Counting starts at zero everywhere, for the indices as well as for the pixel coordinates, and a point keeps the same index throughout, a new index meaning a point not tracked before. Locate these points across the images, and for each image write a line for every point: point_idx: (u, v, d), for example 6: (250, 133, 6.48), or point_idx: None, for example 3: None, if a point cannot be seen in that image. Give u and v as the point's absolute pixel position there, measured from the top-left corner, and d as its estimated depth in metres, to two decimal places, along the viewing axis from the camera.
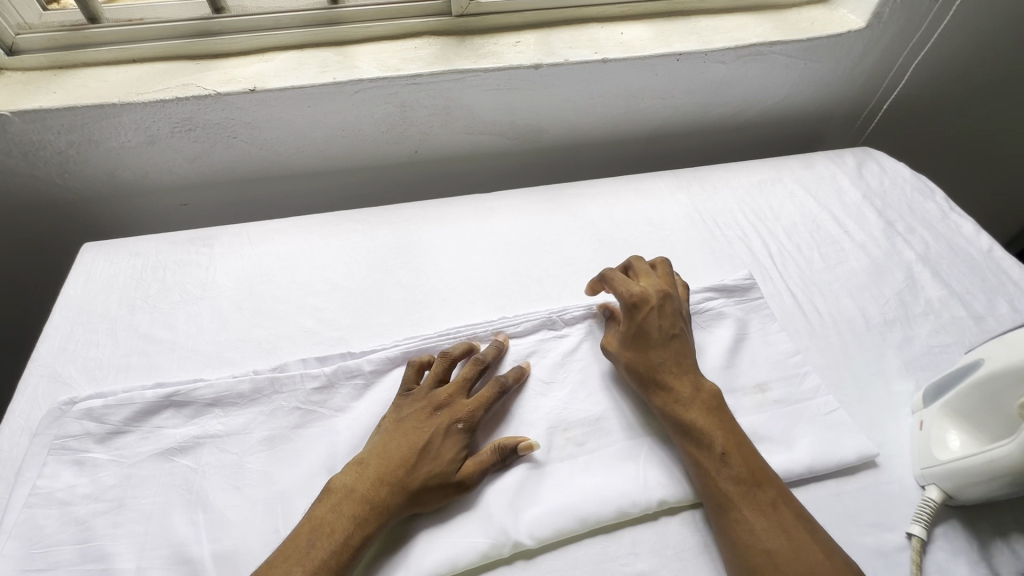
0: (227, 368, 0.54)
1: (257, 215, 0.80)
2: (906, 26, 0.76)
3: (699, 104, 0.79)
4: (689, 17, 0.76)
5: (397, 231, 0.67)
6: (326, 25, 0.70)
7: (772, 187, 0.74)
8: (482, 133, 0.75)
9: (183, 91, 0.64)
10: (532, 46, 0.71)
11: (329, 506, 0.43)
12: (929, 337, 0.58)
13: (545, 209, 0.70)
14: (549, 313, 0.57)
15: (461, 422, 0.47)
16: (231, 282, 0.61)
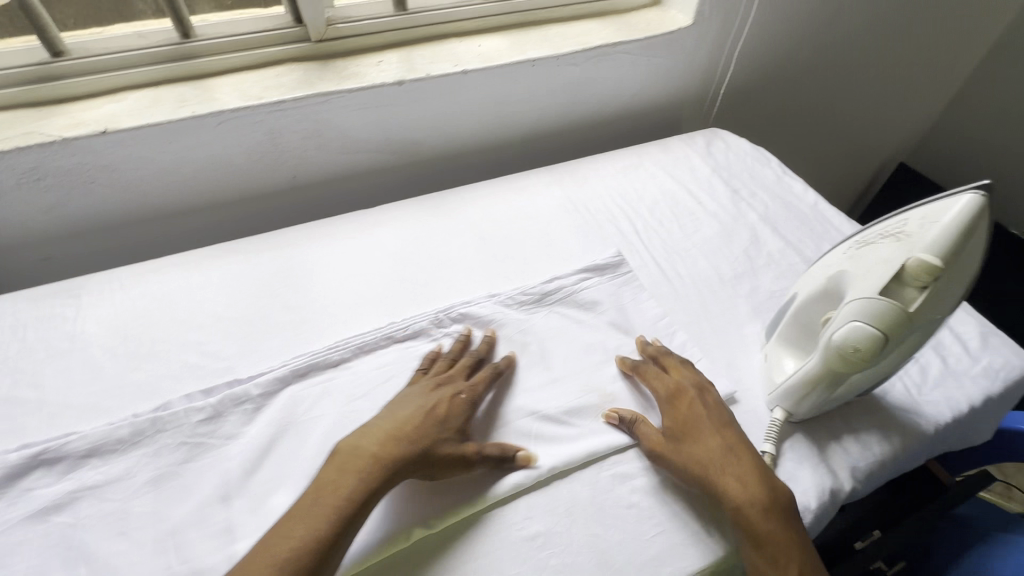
0: (103, 417, 0.52)
1: (133, 258, 0.77)
2: (727, 20, 0.86)
3: (563, 104, 0.85)
4: (540, 26, 0.83)
5: (280, 254, 0.67)
6: (180, 60, 0.70)
7: (636, 171, 0.80)
8: (359, 152, 0.77)
9: (22, 139, 0.61)
10: (394, 64, 0.74)
11: (336, 466, 0.45)
12: (771, 283, 0.66)
13: (428, 216, 0.73)
14: (436, 313, 0.59)
15: (463, 395, 0.51)
16: (103, 328, 0.59)
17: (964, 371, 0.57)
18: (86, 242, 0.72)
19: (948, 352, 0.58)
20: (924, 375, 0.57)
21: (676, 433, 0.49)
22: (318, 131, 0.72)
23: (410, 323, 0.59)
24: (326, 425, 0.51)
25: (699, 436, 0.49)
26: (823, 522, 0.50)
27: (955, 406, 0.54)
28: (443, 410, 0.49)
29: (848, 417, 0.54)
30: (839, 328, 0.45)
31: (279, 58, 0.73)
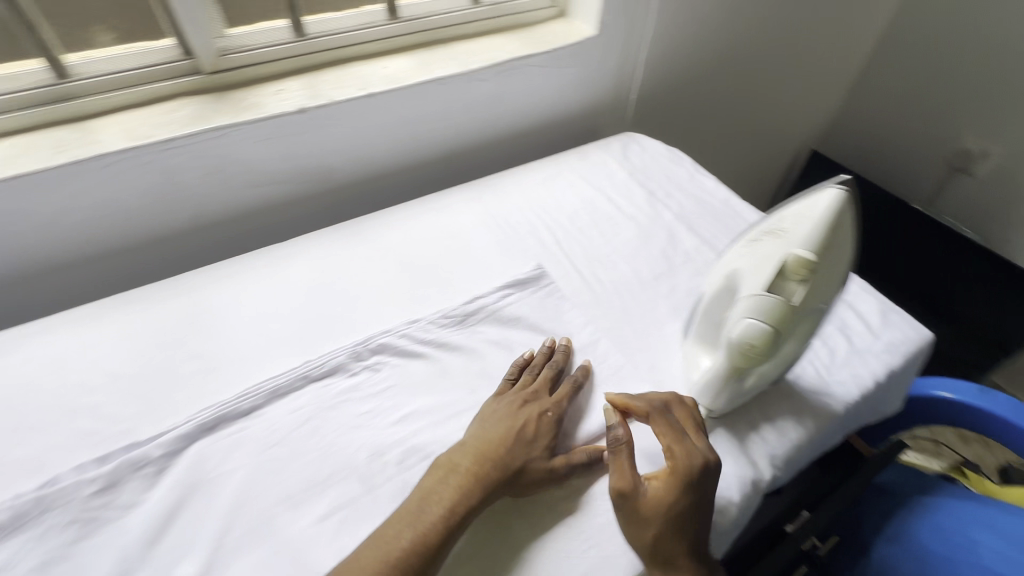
0: (151, 417, 0.59)
1: (211, 258, 0.88)
2: (630, 32, 1.01)
3: (485, 114, 0.96)
4: (446, 45, 0.95)
5: (349, 227, 0.83)
6: (296, 55, 0.86)
7: (551, 181, 0.94)
8: (397, 147, 0.91)
9: (187, 128, 0.73)
10: (412, 66, 0.89)
11: (476, 435, 0.56)
12: (690, 282, 0.78)
13: (433, 198, 0.89)
14: (423, 319, 0.70)
15: (549, 411, 0.59)
16: (173, 311, 0.70)
17: (868, 349, 0.70)
18: (209, 229, 0.85)
19: (853, 332, 0.72)
20: (834, 356, 0.69)
21: (665, 521, 0.49)
22: (399, 118, 0.88)
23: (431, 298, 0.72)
24: (344, 388, 0.63)
25: (673, 526, 0.49)
26: (750, 506, 0.58)
27: (862, 381, 0.66)
28: (537, 421, 0.58)
29: (766, 410, 0.63)
30: (736, 325, 0.53)
31: (370, 53, 0.92)
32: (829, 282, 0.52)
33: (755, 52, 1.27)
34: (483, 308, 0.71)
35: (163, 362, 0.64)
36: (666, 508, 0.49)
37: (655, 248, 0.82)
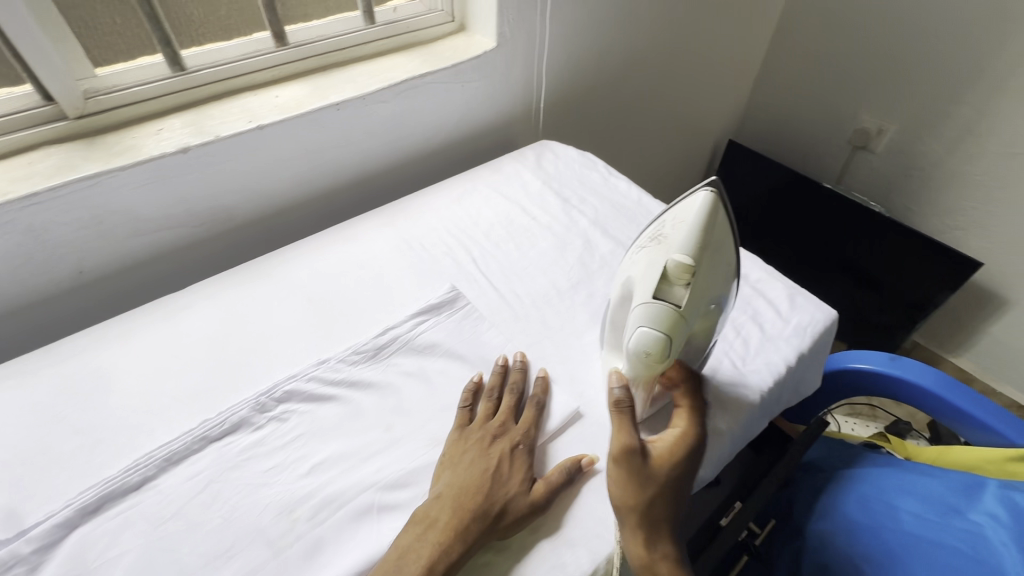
0: (28, 503, 0.53)
1: (103, 315, 0.82)
2: (531, 43, 1.01)
3: (391, 135, 0.93)
4: (341, 67, 0.92)
5: (251, 267, 0.79)
6: (182, 90, 0.80)
7: (466, 196, 0.92)
8: (298, 177, 0.87)
9: (53, 180, 0.67)
10: (306, 92, 0.85)
11: (463, 474, 0.54)
12: (607, 287, 0.78)
13: (344, 227, 0.86)
14: (334, 358, 0.66)
15: (520, 444, 0.58)
16: (49, 380, 0.63)
17: (781, 334, 0.72)
18: (96, 287, 0.78)
19: (764, 320, 0.73)
20: (748, 346, 0.70)
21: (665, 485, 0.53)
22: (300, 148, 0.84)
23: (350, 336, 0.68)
24: (249, 443, 0.59)
25: (667, 499, 0.53)
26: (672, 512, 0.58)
27: (775, 369, 0.68)
28: (509, 460, 0.56)
29: None
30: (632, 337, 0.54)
31: (265, 81, 0.87)
32: (715, 281, 0.54)
33: (659, 52, 1.30)
34: (402, 340, 0.69)
35: (42, 442, 0.58)
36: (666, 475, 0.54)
37: (571, 257, 0.82)
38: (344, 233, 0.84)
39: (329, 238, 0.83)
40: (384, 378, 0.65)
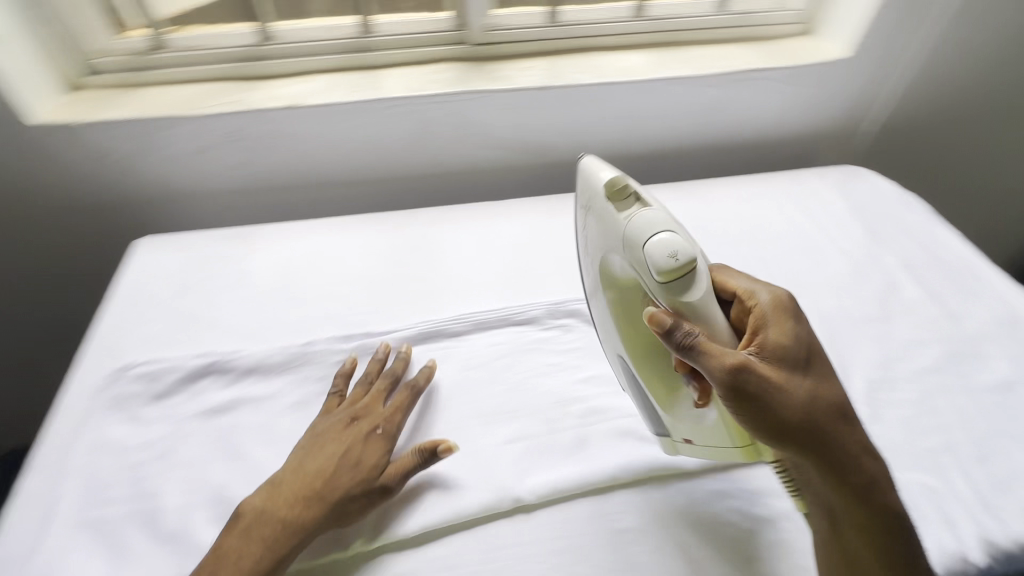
0: (259, 344, 0.61)
1: (288, 217, 0.88)
2: (880, 56, 0.86)
3: (619, 131, 0.87)
4: (587, 53, 0.86)
5: (416, 229, 0.75)
6: (359, 51, 0.81)
7: (710, 203, 0.81)
8: (493, 148, 0.85)
9: (281, 100, 0.75)
10: (540, 71, 0.82)
11: (273, 493, 0.47)
12: (858, 309, 0.68)
13: (548, 214, 0.77)
14: (550, 305, 0.64)
15: (379, 427, 0.51)
16: (267, 268, 0.70)
17: None
18: (275, 197, 0.85)
19: None
20: None
21: (790, 370, 0.44)
22: (465, 125, 0.82)
23: (527, 308, 0.64)
24: (441, 386, 0.57)
25: (826, 382, 0.45)
26: None
27: None
28: (355, 451, 0.49)
29: (991, 503, 0.51)
30: (644, 263, 0.44)
31: (441, 57, 0.83)
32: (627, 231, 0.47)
33: None
34: (578, 321, 0.64)
35: (271, 315, 0.64)
36: (793, 365, 0.44)
37: (762, 273, 0.72)
38: (510, 215, 0.76)
39: (490, 212, 0.77)
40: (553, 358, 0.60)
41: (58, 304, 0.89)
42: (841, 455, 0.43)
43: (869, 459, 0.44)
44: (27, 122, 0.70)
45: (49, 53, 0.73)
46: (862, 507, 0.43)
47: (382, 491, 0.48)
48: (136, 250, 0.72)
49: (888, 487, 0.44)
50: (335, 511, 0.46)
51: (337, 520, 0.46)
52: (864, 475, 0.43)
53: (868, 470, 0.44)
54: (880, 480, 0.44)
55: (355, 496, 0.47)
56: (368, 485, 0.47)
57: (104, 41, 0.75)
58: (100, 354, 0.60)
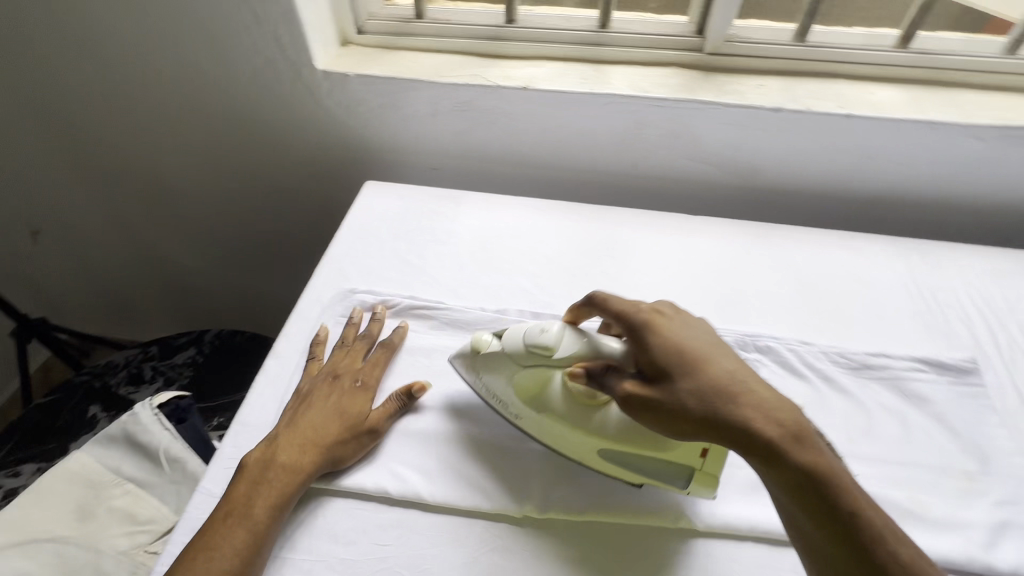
0: (459, 300, 0.68)
1: (485, 185, 0.93)
2: None
3: (844, 166, 0.80)
4: (829, 78, 0.80)
5: (610, 227, 0.77)
6: (592, 45, 0.83)
7: (940, 265, 0.72)
8: (699, 161, 0.83)
9: (514, 80, 0.80)
10: (774, 90, 0.78)
11: (273, 447, 0.51)
12: None
13: (749, 241, 0.76)
14: (742, 335, 0.63)
15: (357, 380, 0.57)
16: (470, 233, 0.76)
17: None
18: (481, 168, 0.90)
19: None
20: None
21: (689, 382, 0.44)
22: (679, 134, 0.81)
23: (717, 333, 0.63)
24: None
25: (693, 367, 0.45)
26: None
27: None
28: (338, 406, 0.54)
29: None
30: (530, 348, 0.51)
31: (670, 61, 0.83)
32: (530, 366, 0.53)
33: None
34: (769, 360, 0.62)
35: (471, 276, 0.71)
36: (687, 378, 0.45)
37: (993, 359, 0.62)
38: (705, 236, 0.76)
39: (687, 228, 0.77)
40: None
41: (284, 221, 1.06)
42: (737, 436, 0.42)
43: (772, 427, 0.42)
44: (310, 69, 0.81)
45: (336, 11, 0.84)
46: (782, 478, 0.41)
47: (371, 434, 0.53)
48: (364, 192, 0.82)
49: (804, 450, 0.41)
50: (331, 455, 0.51)
51: (338, 460, 0.51)
52: (773, 444, 0.41)
53: (778, 438, 0.41)
54: (792, 448, 0.41)
55: (343, 440, 0.52)
56: (356, 428, 0.53)
57: (374, 8, 0.86)
58: (331, 277, 0.70)
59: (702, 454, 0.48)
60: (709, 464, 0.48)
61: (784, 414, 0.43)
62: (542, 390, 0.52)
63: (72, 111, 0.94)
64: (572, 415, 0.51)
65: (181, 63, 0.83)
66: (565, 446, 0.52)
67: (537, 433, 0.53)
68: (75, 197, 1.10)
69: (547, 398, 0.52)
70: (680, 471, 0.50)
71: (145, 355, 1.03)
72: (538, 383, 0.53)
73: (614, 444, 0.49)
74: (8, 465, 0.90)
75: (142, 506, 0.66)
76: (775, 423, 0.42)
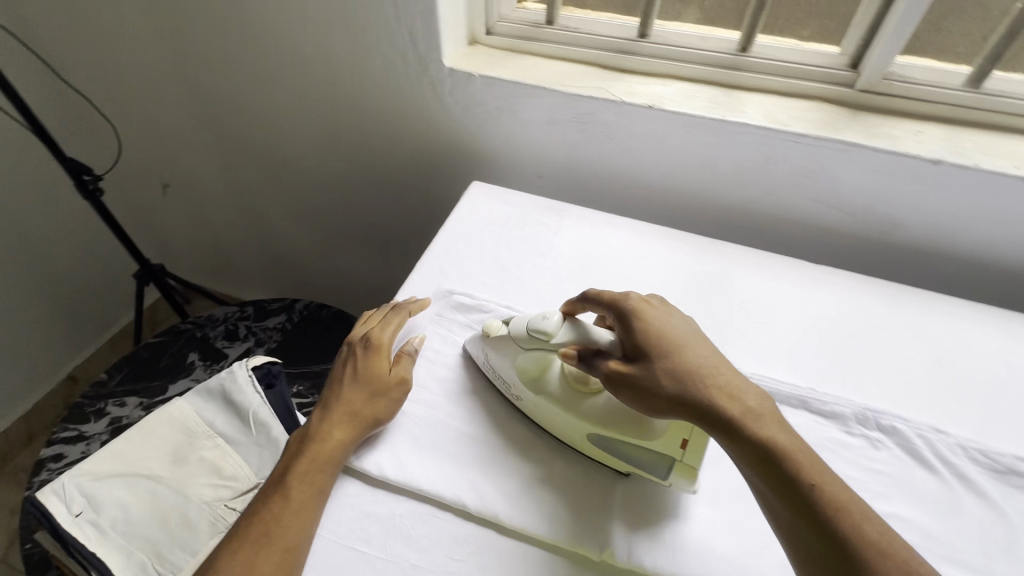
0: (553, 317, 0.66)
1: (586, 201, 0.91)
2: None
3: (1004, 234, 0.71)
4: (1000, 133, 0.71)
5: (720, 266, 0.73)
6: (727, 68, 0.79)
7: None
8: (827, 206, 0.77)
9: (638, 97, 0.76)
10: (934, 139, 0.70)
11: (313, 431, 0.52)
12: None
13: (879, 301, 0.69)
14: (864, 408, 0.57)
15: (376, 342, 0.58)
16: (571, 249, 0.75)
17: None
18: (588, 184, 0.89)
19: None
20: None
21: (661, 358, 0.48)
22: (812, 174, 0.74)
23: (834, 403, 0.58)
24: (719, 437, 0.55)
25: (671, 352, 0.49)
26: None
27: None
28: (365, 373, 0.56)
29: None
30: (533, 333, 0.54)
31: (812, 94, 0.77)
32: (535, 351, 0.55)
33: None
34: (894, 444, 0.55)
35: (568, 294, 0.69)
36: (662, 354, 0.49)
37: None
38: (825, 289, 0.70)
39: (805, 277, 0.71)
40: (851, 471, 0.53)
41: (384, 207, 1.09)
42: (701, 413, 0.46)
43: (733, 406, 0.46)
44: (438, 65, 0.82)
45: (469, 11, 0.84)
46: (741, 453, 0.44)
47: (399, 388, 0.55)
48: (470, 192, 0.83)
49: (762, 427, 0.45)
50: (363, 416, 0.53)
51: (372, 419, 0.53)
52: (732, 421, 0.45)
53: (737, 417, 0.45)
54: (750, 426, 0.45)
55: (370, 399, 0.54)
56: (385, 388, 0.55)
57: (506, 10, 0.86)
58: (431, 274, 0.71)
59: (681, 446, 0.49)
60: (689, 455, 0.49)
61: (746, 397, 0.46)
62: (541, 373, 0.55)
63: (216, 81, 1.01)
64: (566, 399, 0.53)
65: (319, 47, 0.87)
66: (560, 430, 0.54)
67: (536, 415, 0.55)
68: (204, 159, 1.19)
69: (545, 380, 0.55)
70: (660, 460, 0.51)
71: (242, 314, 1.10)
72: (538, 366, 0.55)
73: (603, 431, 0.51)
74: (116, 395, 0.98)
75: (227, 462, 0.70)
76: (738, 404, 0.46)
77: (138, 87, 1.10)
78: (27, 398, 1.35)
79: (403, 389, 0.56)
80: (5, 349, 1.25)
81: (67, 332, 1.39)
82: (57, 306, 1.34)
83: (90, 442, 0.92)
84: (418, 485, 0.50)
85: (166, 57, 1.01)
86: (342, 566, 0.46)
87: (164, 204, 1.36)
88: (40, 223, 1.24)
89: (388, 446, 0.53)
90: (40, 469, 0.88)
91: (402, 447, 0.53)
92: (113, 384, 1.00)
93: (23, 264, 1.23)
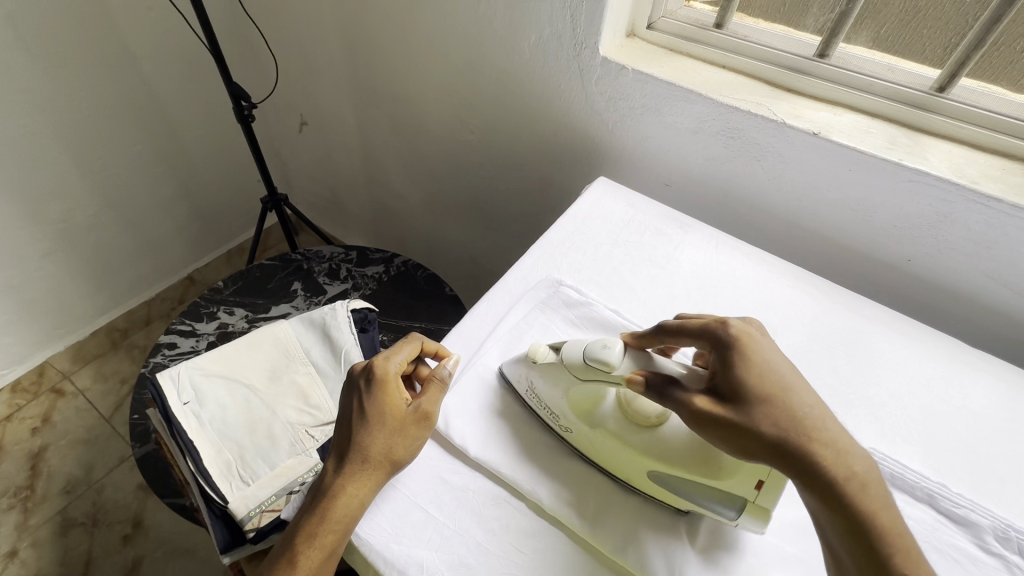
0: None
1: (711, 221, 0.86)
2: None
3: None
4: None
5: (854, 321, 0.66)
6: (916, 107, 0.70)
7: None
8: (1001, 283, 0.67)
9: (803, 122, 0.70)
10: None
11: (325, 485, 0.47)
12: None
13: None
14: (1006, 523, 0.49)
15: (379, 377, 0.51)
16: (690, 267, 0.71)
17: None
18: (719, 203, 0.83)
19: None
20: None
21: (769, 398, 0.43)
22: (994, 244, 0.64)
23: (969, 509, 0.50)
24: None
25: (777, 393, 0.43)
26: None
27: None
28: (374, 414, 0.49)
29: None
30: (590, 362, 0.49)
31: (1014, 153, 0.66)
32: (585, 383, 0.51)
33: None
34: None
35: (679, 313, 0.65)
36: (767, 395, 0.43)
37: None
38: (979, 376, 0.61)
39: (956, 358, 0.62)
40: None
41: (498, 183, 1.10)
42: (802, 474, 0.40)
43: (840, 469, 0.40)
44: (591, 53, 0.80)
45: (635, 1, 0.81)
46: (837, 525, 0.40)
47: (418, 425, 0.50)
48: (594, 187, 0.81)
49: (869, 503, 0.39)
50: (379, 461, 0.48)
51: (388, 463, 0.48)
52: (835, 486, 0.40)
53: (841, 483, 0.40)
54: (854, 493, 0.40)
55: (384, 440, 0.48)
56: (403, 429, 0.49)
57: (674, 6, 0.82)
58: (541, 262, 0.70)
59: (755, 487, 0.44)
60: (764, 497, 0.44)
61: (854, 458, 0.41)
62: (595, 404, 0.51)
63: (372, 35, 1.06)
64: (621, 430, 0.49)
65: (477, 17, 0.88)
66: (610, 461, 0.50)
67: (588, 449, 0.51)
68: (343, 106, 1.26)
69: (597, 413, 0.51)
70: (730, 501, 0.45)
71: (346, 257, 1.16)
72: (590, 398, 0.51)
73: (665, 466, 0.47)
74: (227, 303, 1.07)
75: (315, 392, 0.73)
76: (842, 466, 0.40)
77: (302, 29, 1.17)
78: (152, 287, 1.51)
79: (422, 427, 0.50)
80: (145, 241, 1.41)
81: (194, 238, 1.54)
82: (191, 214, 1.48)
83: (198, 340, 1.01)
84: (496, 466, 0.50)
85: (332, 4, 1.07)
86: (413, 527, 0.47)
87: (298, 140, 1.46)
88: (194, 137, 1.37)
89: (472, 419, 0.53)
90: (157, 352, 0.99)
91: (486, 426, 0.53)
92: (226, 293, 1.09)
93: (173, 170, 1.37)
